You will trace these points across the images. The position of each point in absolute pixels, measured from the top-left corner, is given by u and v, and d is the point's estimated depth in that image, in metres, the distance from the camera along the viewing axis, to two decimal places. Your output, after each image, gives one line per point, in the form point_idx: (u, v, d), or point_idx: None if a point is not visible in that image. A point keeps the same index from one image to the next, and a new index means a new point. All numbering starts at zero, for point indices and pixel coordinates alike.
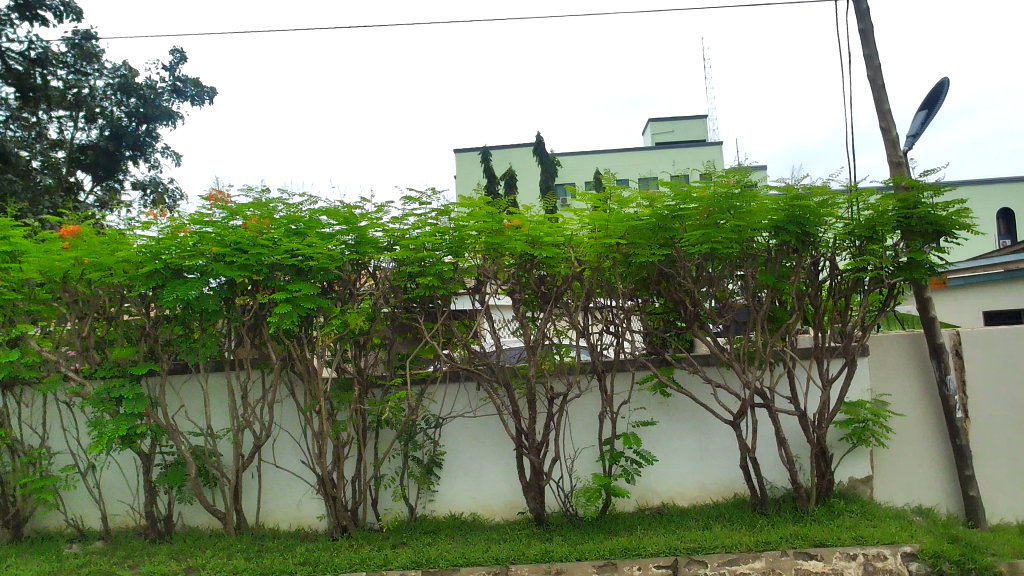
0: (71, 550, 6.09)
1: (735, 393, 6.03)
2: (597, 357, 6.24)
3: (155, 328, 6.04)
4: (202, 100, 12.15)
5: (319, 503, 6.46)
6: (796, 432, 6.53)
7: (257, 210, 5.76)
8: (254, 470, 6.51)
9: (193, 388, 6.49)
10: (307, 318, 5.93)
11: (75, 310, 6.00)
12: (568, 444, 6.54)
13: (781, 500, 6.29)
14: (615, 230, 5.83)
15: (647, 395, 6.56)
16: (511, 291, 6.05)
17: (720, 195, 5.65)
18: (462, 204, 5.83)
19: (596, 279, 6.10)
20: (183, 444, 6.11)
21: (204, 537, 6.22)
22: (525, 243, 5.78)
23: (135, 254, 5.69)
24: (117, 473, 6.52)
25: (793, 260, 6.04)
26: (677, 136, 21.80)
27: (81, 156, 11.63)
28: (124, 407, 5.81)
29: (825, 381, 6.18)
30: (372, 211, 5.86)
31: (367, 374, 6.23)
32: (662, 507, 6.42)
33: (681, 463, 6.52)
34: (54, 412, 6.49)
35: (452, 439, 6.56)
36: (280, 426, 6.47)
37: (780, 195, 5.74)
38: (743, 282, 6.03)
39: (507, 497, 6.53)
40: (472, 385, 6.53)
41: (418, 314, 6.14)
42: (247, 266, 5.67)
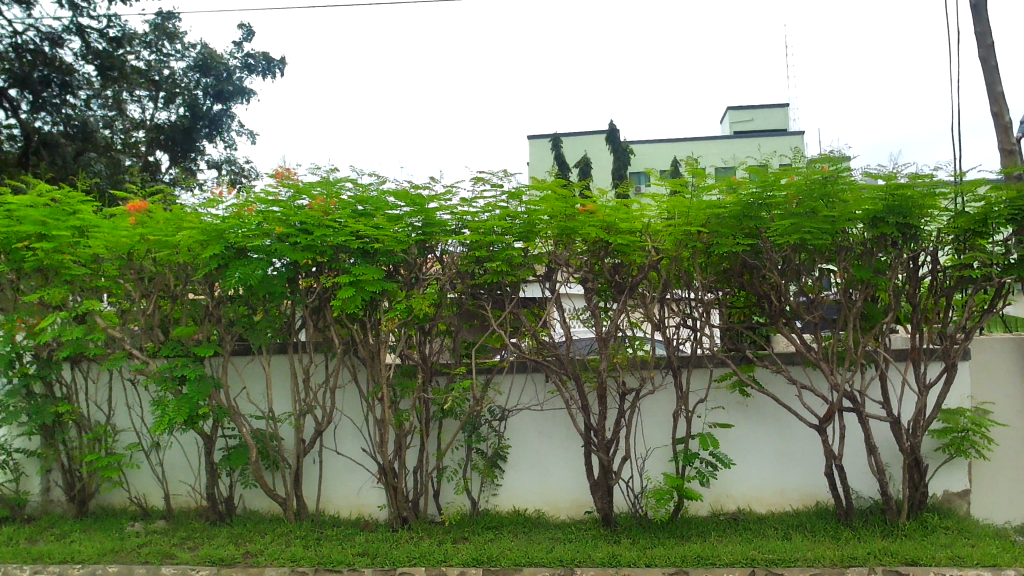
0: (133, 528, 6.06)
1: (822, 395, 5.62)
2: (673, 352, 5.90)
3: (219, 309, 5.94)
4: (273, 75, 12.12)
5: (379, 492, 6.29)
6: (889, 439, 6.06)
7: (323, 189, 5.59)
8: (316, 456, 6.38)
9: (256, 369, 6.38)
10: (372, 302, 5.74)
11: (140, 287, 5.95)
12: (639, 443, 6.22)
13: (868, 512, 5.86)
14: (695, 218, 5.49)
15: (725, 395, 6.18)
16: (584, 280, 5.77)
17: (813, 181, 5.19)
18: (535, 188, 5.55)
19: (675, 269, 5.77)
20: (244, 427, 6.02)
21: (264, 521, 6.12)
22: (599, 230, 5.47)
23: (199, 231, 5.55)
24: (179, 453, 6.47)
25: (891, 255, 5.56)
26: (757, 125, 21.01)
27: (159, 135, 11.59)
28: (187, 387, 5.73)
29: (921, 386, 5.70)
30: (442, 193, 5.65)
31: (431, 362, 6.02)
32: (737, 513, 6.06)
33: (760, 467, 6.14)
34: (119, 389, 6.48)
35: (517, 432, 6.31)
36: (342, 413, 6.32)
37: (881, 184, 5.26)
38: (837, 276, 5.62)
39: (573, 495, 6.25)
40: (541, 376, 6.26)
41: (485, 301, 5.91)
42: (312, 248, 5.52)
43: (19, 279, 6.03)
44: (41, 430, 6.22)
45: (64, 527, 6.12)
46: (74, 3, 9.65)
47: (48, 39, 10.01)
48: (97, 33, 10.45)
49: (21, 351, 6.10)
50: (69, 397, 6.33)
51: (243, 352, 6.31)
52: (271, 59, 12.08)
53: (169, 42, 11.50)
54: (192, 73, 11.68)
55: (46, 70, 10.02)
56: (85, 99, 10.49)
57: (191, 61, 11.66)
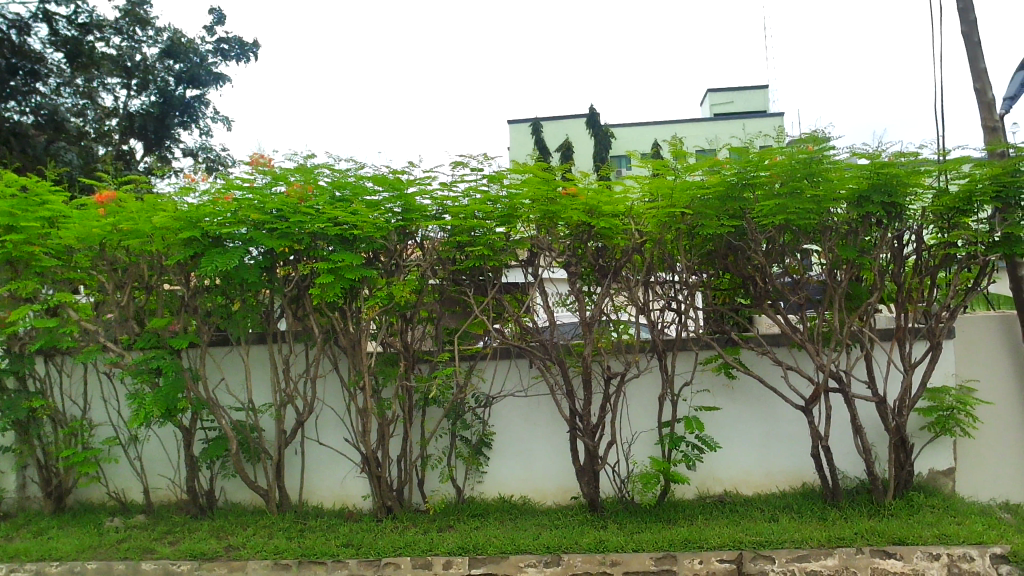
0: (112, 524, 5.95)
1: (808, 376, 5.58)
2: (658, 335, 5.84)
3: (195, 300, 5.76)
4: (247, 59, 11.92)
5: (363, 482, 6.21)
6: (874, 419, 6.05)
7: (300, 175, 5.49)
8: (297, 446, 6.28)
9: (234, 360, 6.27)
10: (352, 290, 5.64)
11: (114, 279, 5.79)
12: (625, 427, 6.17)
13: (854, 492, 5.85)
14: (679, 200, 5.42)
15: (711, 377, 6.14)
16: (567, 264, 5.71)
17: (798, 161, 5.15)
18: (516, 172, 5.46)
19: (658, 252, 5.70)
20: (224, 419, 5.90)
21: (246, 514, 6.03)
22: (581, 213, 5.40)
23: (172, 219, 5.38)
24: (158, 446, 6.36)
25: (876, 234, 5.48)
26: (737, 107, 20.95)
27: (131, 123, 11.33)
28: (163, 379, 5.60)
29: (907, 365, 5.67)
30: (421, 178, 5.56)
31: (414, 349, 5.96)
32: (724, 496, 6.03)
33: (746, 449, 6.11)
34: (95, 382, 6.34)
35: (502, 419, 6.24)
36: (323, 402, 6.22)
37: (866, 164, 5.21)
38: (822, 257, 5.59)
39: (559, 481, 6.20)
40: (524, 362, 6.20)
41: (468, 287, 5.85)
42: (289, 235, 5.41)
43: None
44: (14, 426, 6.08)
45: (41, 524, 5.99)
46: None
47: (16, 26, 9.79)
48: (65, 20, 10.25)
49: None
50: (43, 392, 6.18)
51: (221, 343, 6.19)
52: (244, 43, 11.87)
53: (140, 28, 11.29)
54: (165, 59, 11.49)
55: (14, 58, 9.76)
56: (54, 87, 10.27)
57: (163, 47, 11.45)
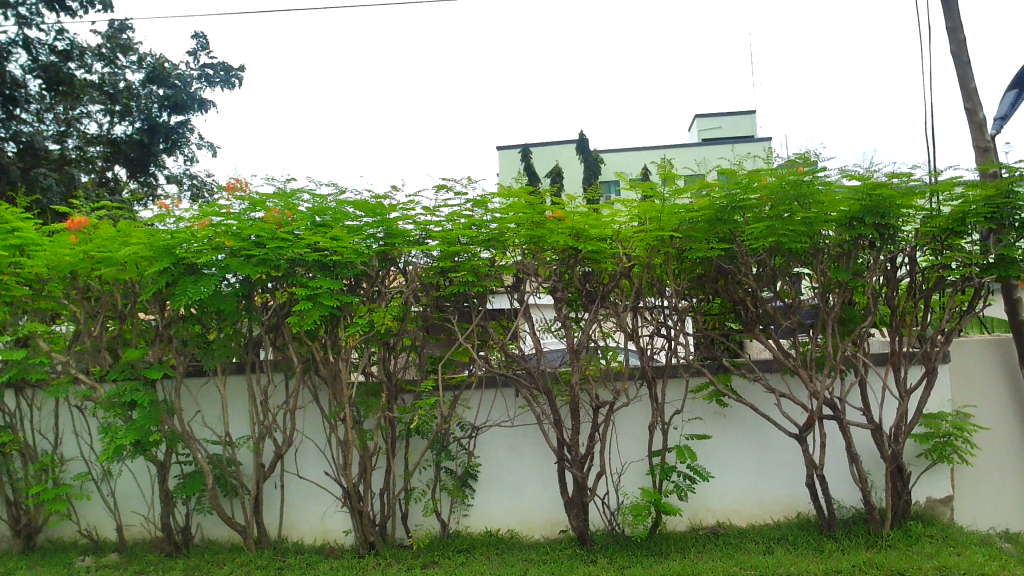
0: (83, 563, 5.72)
1: (802, 403, 5.42)
2: (648, 362, 5.69)
3: (169, 329, 5.60)
4: (231, 85, 11.81)
5: (344, 517, 6.01)
6: (870, 447, 5.89)
7: (279, 201, 5.35)
8: (276, 480, 6.07)
9: (211, 392, 6.08)
10: (331, 318, 5.47)
11: (86, 308, 5.63)
12: (614, 458, 5.99)
13: (851, 522, 5.68)
14: (668, 223, 5.31)
15: (702, 405, 5.98)
16: (553, 290, 5.54)
17: (788, 182, 5.04)
18: (500, 196, 5.33)
19: (647, 276, 5.56)
20: (199, 452, 5.70)
21: (223, 551, 5.81)
22: (568, 237, 5.27)
23: (145, 247, 5.24)
24: (131, 482, 6.15)
25: (868, 256, 5.40)
26: (724, 132, 20.95)
27: (117, 150, 11.07)
28: (137, 412, 5.41)
29: (902, 391, 5.53)
30: (404, 203, 5.42)
31: (396, 378, 5.79)
32: (717, 527, 5.85)
33: (739, 478, 5.94)
34: (66, 415, 6.14)
35: (488, 449, 6.05)
36: (303, 434, 6.03)
37: (857, 184, 5.10)
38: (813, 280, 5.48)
39: (547, 513, 6.02)
40: (511, 391, 6.02)
41: (451, 313, 5.68)
42: (266, 262, 5.24)
43: None
44: None
45: (9, 564, 5.75)
46: (21, 16, 9.32)
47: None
48: (45, 46, 10.14)
49: None
50: (13, 426, 5.97)
51: (197, 373, 6.00)
52: (229, 69, 11.77)
53: (123, 55, 11.15)
54: (149, 85, 11.22)
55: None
56: (35, 115, 10.23)
57: (147, 73, 11.23)
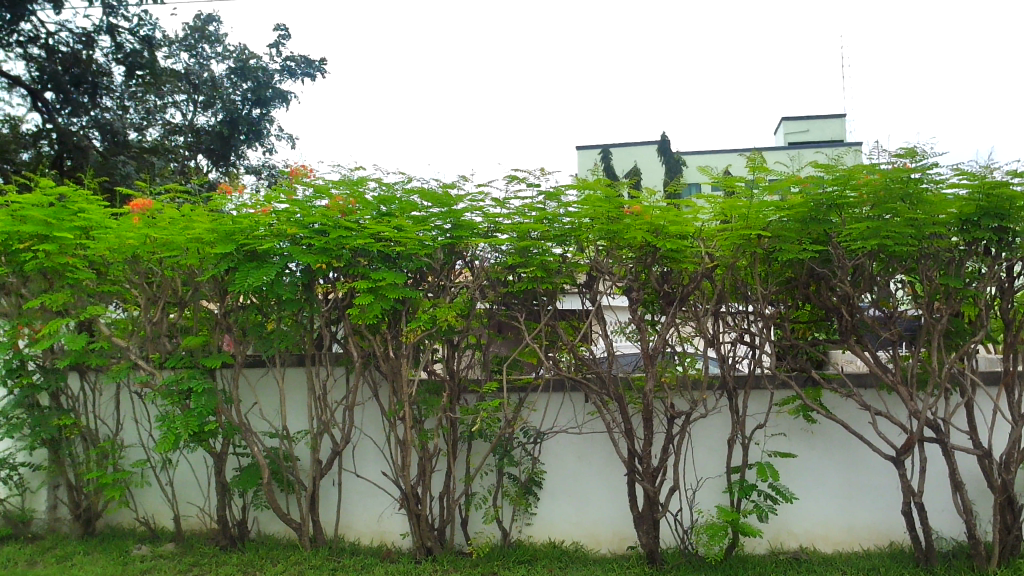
0: (139, 552, 5.63)
1: (900, 423, 4.92)
2: (728, 371, 5.29)
3: (228, 317, 5.46)
4: (312, 77, 11.75)
5: (403, 519, 5.77)
6: (976, 474, 5.34)
7: (343, 188, 5.13)
8: (334, 477, 5.87)
9: (269, 383, 5.91)
10: (394, 311, 5.27)
11: (147, 293, 5.51)
12: (689, 473, 5.59)
13: (952, 556, 5.15)
14: (755, 221, 4.88)
15: (788, 420, 5.51)
16: (628, 290, 5.19)
17: (894, 180, 4.56)
18: (575, 189, 5.00)
19: (730, 279, 5.16)
20: (256, 446, 5.55)
21: (279, 547, 5.64)
22: (646, 234, 4.91)
23: (205, 232, 5.06)
24: (189, 472, 6.05)
25: (982, 263, 4.86)
26: (813, 136, 19.88)
27: (199, 141, 11.03)
28: (194, 402, 5.26)
29: (1016, 415, 4.98)
30: (473, 193, 5.15)
31: (460, 377, 5.53)
32: (800, 553, 5.38)
33: (826, 501, 5.46)
34: (127, 401, 6.08)
35: (554, 456, 5.72)
36: (362, 432, 5.81)
37: (971, 184, 4.58)
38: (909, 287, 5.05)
39: (615, 527, 5.65)
40: (580, 396, 5.68)
41: (519, 311, 5.40)
42: (328, 251, 5.04)
43: (22, 283, 5.62)
44: (45, 444, 5.83)
45: (66, 548, 5.69)
46: (106, 3, 9.42)
47: (81, 40, 9.87)
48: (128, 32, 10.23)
49: (25, 359, 5.68)
50: (74, 410, 5.92)
51: (256, 364, 5.84)
52: (310, 61, 11.73)
53: (208, 45, 11.12)
54: (234, 77, 11.02)
55: (76, 70, 9.89)
56: (118, 102, 10.37)
57: (234, 64, 11.06)
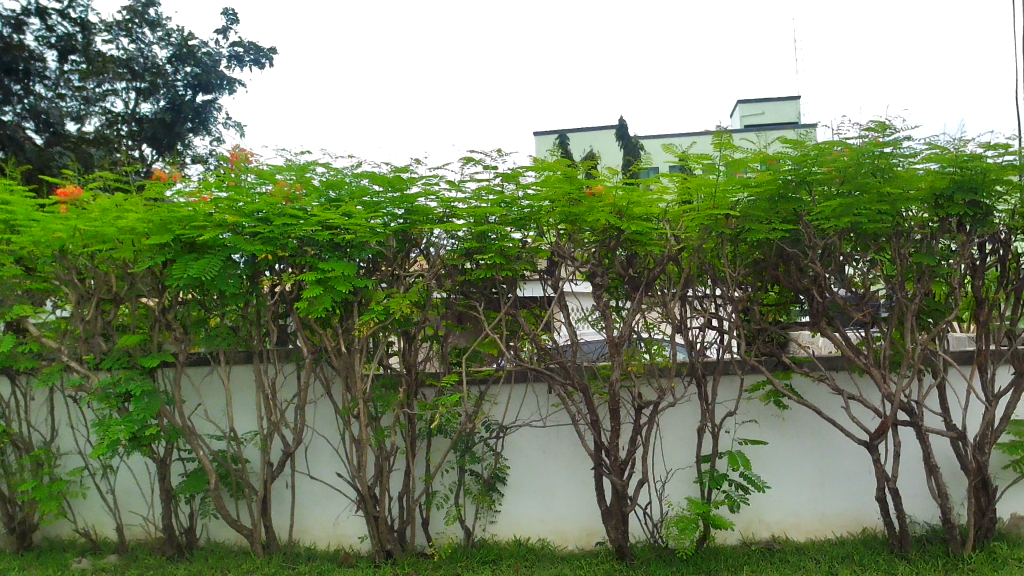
0: (79, 565, 5.28)
1: (873, 407, 4.77)
2: (697, 357, 5.05)
3: (167, 314, 5.12)
4: (262, 65, 11.28)
5: (360, 521, 5.49)
6: (950, 457, 5.22)
7: (290, 174, 4.85)
8: (287, 480, 5.58)
9: (214, 383, 5.58)
10: (346, 304, 4.99)
11: (78, 290, 5.13)
12: (658, 464, 5.40)
13: (926, 540, 5.02)
14: (722, 201, 4.67)
15: (759, 407, 5.34)
16: (591, 276, 4.93)
17: (864, 155, 4.39)
18: (534, 170, 4.72)
19: (697, 262, 4.96)
20: (201, 450, 5.23)
21: (229, 556, 5.33)
22: (609, 215, 4.67)
23: (139, 222, 4.70)
24: (130, 479, 5.71)
25: (954, 241, 4.72)
26: (769, 119, 17.73)
27: (142, 129, 10.41)
28: (133, 405, 4.92)
29: (989, 395, 4.86)
30: (426, 176, 4.85)
31: (418, 372, 5.27)
32: (772, 542, 5.22)
33: (798, 489, 5.31)
34: (62, 406, 5.71)
35: (517, 451, 5.49)
36: (314, 431, 5.52)
37: (943, 159, 4.43)
38: (874, 266, 4.86)
39: (582, 522, 5.45)
40: (543, 388, 5.44)
41: (478, 300, 5.15)
42: (273, 241, 4.72)
43: None
44: None
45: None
46: None
47: (10, 24, 9.38)
48: (59, 15, 9.76)
49: None
50: (4, 418, 5.53)
51: (200, 363, 5.52)
52: (260, 49, 11.27)
53: (148, 30, 10.67)
54: (176, 63, 10.68)
55: (6, 57, 9.26)
56: (52, 90, 9.68)
57: (174, 50, 10.69)
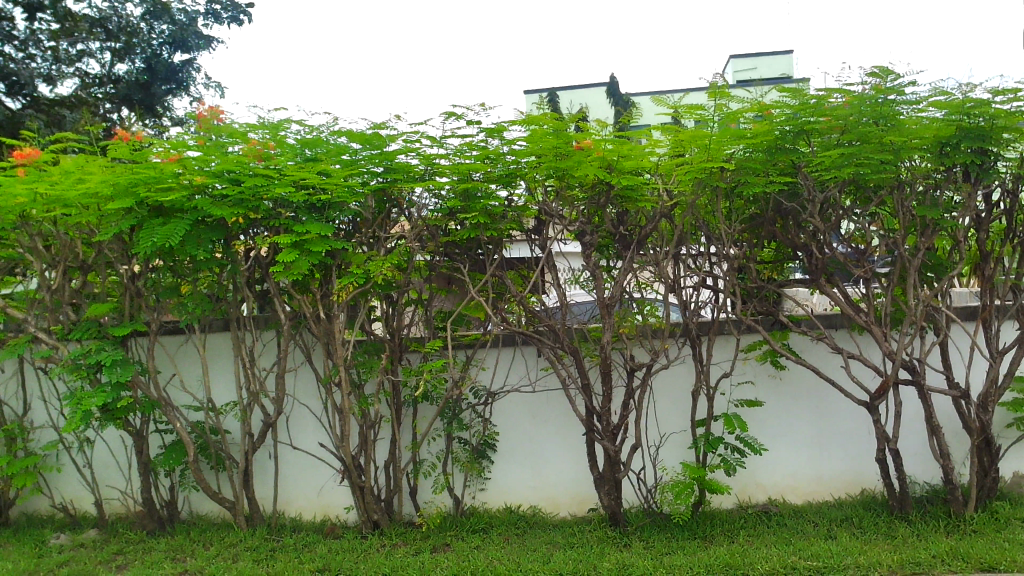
0: (58, 541, 5.11)
1: (874, 366, 4.60)
2: (691, 317, 4.88)
3: (135, 283, 4.90)
4: (240, 23, 10.88)
5: (346, 492, 5.33)
6: (952, 415, 5.08)
7: (263, 133, 4.66)
8: (270, 450, 5.40)
9: (191, 352, 5.39)
10: (324, 268, 4.78)
11: (42, 258, 4.90)
12: (651, 428, 5.24)
13: (928, 501, 4.88)
14: (717, 153, 4.40)
15: (755, 367, 5.17)
16: (580, 234, 4.74)
17: (863, 104, 4.19)
18: (520, 124, 4.47)
19: (691, 219, 4.75)
20: (179, 422, 5.05)
21: (212, 529, 5.17)
22: (599, 170, 4.41)
23: (101, 186, 4.44)
24: (107, 452, 5.54)
25: (959, 193, 4.51)
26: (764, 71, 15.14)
27: (118, 91, 9.86)
28: (104, 376, 4.71)
29: (994, 351, 4.70)
30: (406, 132, 4.60)
31: (402, 337, 5.08)
32: (770, 506, 5.08)
33: (795, 451, 5.16)
34: (33, 379, 5.50)
35: (506, 417, 5.32)
36: (296, 400, 5.33)
37: (948, 105, 4.20)
38: (872, 221, 4.69)
39: (574, 489, 5.30)
40: (531, 351, 5.27)
41: (462, 262, 4.95)
42: (244, 202, 4.49)
43: None
44: None
45: None
46: None
47: None
48: None
49: None
50: None
51: (174, 332, 5.32)
52: (237, 6, 10.87)
53: None
54: (151, 21, 9.97)
55: None
56: (22, 51, 9.35)
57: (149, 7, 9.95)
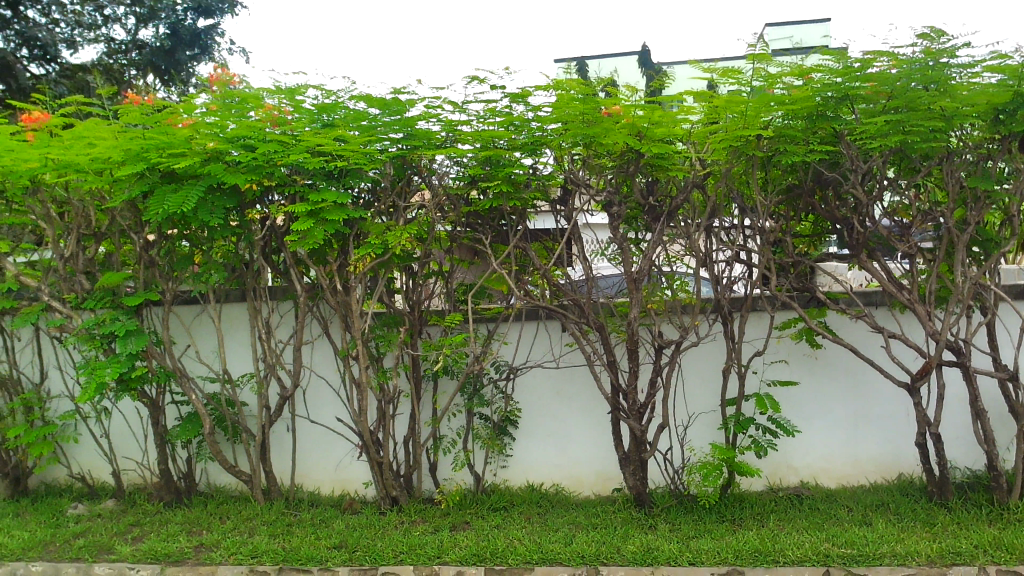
0: (75, 511, 5.05)
1: (916, 346, 4.36)
2: (723, 293, 4.66)
3: (149, 251, 4.78)
4: None
5: (364, 467, 5.22)
6: (996, 398, 4.83)
7: (279, 97, 4.42)
8: (287, 424, 5.30)
9: (207, 323, 5.28)
10: (341, 237, 4.62)
11: (55, 225, 4.78)
12: (679, 407, 5.05)
13: (969, 487, 4.66)
14: (754, 119, 4.13)
15: (789, 345, 4.95)
16: (607, 205, 4.50)
17: (912, 68, 3.91)
18: (545, 90, 4.26)
19: (725, 189, 4.53)
20: (195, 393, 4.95)
21: (229, 502, 5.09)
22: (628, 137, 4.20)
23: (111, 150, 4.30)
24: (124, 423, 5.47)
25: (1012, 165, 4.23)
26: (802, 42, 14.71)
27: (141, 57, 9.67)
28: (118, 346, 4.61)
29: None
30: (428, 97, 4.41)
31: (422, 310, 4.92)
32: (802, 489, 4.89)
33: (829, 433, 4.96)
34: (50, 348, 5.43)
35: (530, 394, 5.16)
36: (313, 373, 5.21)
37: (1005, 70, 3.91)
38: (918, 194, 4.42)
39: (598, 468, 5.13)
40: (556, 326, 5.09)
41: (484, 233, 4.76)
42: (257, 168, 4.33)
43: None
44: None
45: None
46: None
47: None
48: None
49: None
50: None
51: (191, 301, 5.23)
52: None
53: None
54: None
55: None
56: (46, 15, 9.21)
57: None
